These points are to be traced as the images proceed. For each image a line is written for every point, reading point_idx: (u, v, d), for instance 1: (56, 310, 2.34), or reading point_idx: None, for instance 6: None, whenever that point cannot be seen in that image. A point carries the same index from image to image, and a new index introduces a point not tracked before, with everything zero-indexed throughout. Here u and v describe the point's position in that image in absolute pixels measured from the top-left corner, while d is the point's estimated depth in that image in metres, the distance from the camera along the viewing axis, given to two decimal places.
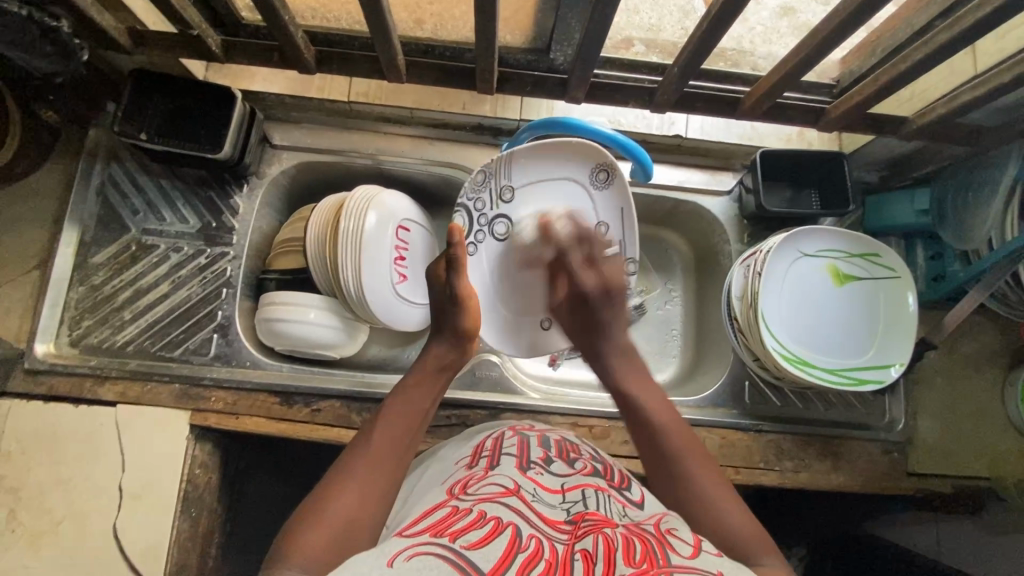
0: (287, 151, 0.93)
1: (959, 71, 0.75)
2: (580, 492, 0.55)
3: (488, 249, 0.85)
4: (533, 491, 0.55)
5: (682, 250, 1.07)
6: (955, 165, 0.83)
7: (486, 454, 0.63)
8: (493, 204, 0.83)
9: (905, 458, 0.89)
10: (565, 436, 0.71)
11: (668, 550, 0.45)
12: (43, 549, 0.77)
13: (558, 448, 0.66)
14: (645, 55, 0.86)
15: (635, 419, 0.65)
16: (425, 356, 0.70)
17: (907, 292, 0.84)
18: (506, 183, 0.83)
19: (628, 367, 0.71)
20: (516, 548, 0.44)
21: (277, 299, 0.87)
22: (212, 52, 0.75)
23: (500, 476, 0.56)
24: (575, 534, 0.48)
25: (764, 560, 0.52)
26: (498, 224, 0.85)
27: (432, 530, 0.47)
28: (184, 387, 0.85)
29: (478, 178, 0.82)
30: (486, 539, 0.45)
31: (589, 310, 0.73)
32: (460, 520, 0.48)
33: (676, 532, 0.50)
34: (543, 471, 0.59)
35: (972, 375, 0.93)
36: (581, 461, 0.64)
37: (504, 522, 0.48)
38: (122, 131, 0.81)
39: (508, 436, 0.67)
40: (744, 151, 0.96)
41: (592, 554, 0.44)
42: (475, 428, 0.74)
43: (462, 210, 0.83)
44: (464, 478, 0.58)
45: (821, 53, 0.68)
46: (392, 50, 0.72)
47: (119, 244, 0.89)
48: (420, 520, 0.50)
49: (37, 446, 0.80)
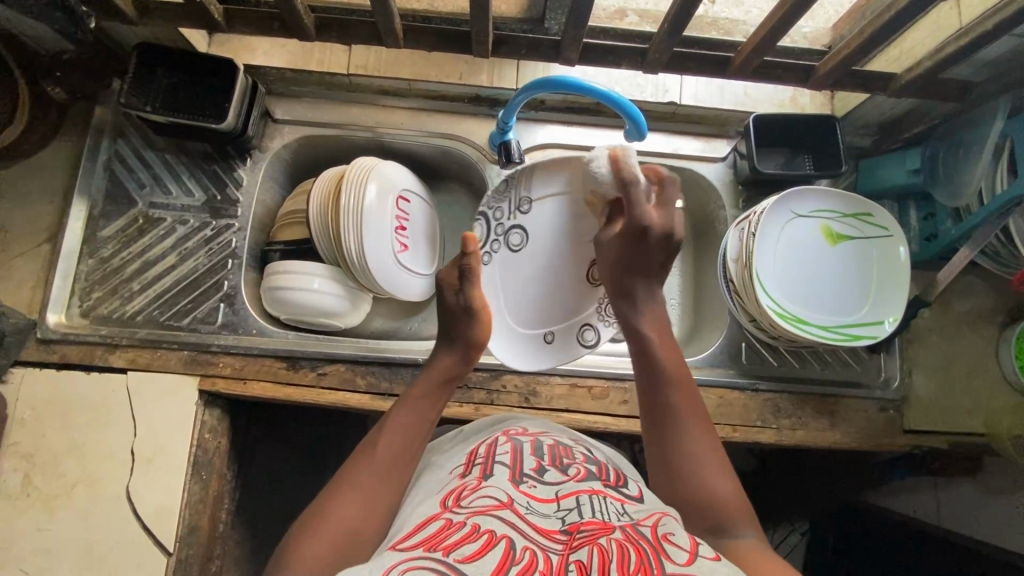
0: (289, 125, 0.95)
1: (944, 24, 0.76)
2: (574, 500, 0.55)
3: (503, 260, 0.87)
4: (527, 503, 0.55)
5: (679, 220, 1.08)
6: (945, 123, 0.85)
7: (479, 462, 0.63)
8: (511, 214, 0.85)
9: (900, 416, 0.91)
10: (561, 439, 0.70)
11: (662, 559, 0.46)
12: (59, 511, 0.79)
13: (551, 454, 0.65)
14: (638, 23, 0.88)
15: (647, 372, 0.69)
16: (431, 367, 0.74)
17: (900, 248, 0.86)
18: (525, 195, 0.85)
19: (651, 317, 0.74)
20: (511, 560, 0.46)
21: (282, 268, 0.89)
22: (214, 20, 0.77)
23: (494, 488, 0.56)
24: (570, 545, 0.48)
25: (740, 532, 0.56)
26: (513, 234, 0.86)
27: (427, 544, 0.48)
28: (192, 354, 0.87)
29: (501, 187, 0.83)
30: (480, 551, 0.46)
31: (645, 250, 0.74)
32: (454, 533, 0.49)
33: (672, 537, 0.50)
34: (536, 482, 0.59)
35: (965, 332, 0.94)
36: (575, 465, 0.63)
37: (498, 535, 0.49)
38: (128, 103, 0.83)
39: (501, 444, 0.66)
40: (738, 117, 0.98)
41: (586, 564, 0.45)
42: (473, 428, 0.75)
43: (482, 219, 0.85)
44: (457, 489, 0.58)
45: (807, 5, 0.69)
46: (390, 14, 0.74)
47: (126, 218, 0.91)
48: (415, 533, 0.51)
49: (51, 413, 0.82)
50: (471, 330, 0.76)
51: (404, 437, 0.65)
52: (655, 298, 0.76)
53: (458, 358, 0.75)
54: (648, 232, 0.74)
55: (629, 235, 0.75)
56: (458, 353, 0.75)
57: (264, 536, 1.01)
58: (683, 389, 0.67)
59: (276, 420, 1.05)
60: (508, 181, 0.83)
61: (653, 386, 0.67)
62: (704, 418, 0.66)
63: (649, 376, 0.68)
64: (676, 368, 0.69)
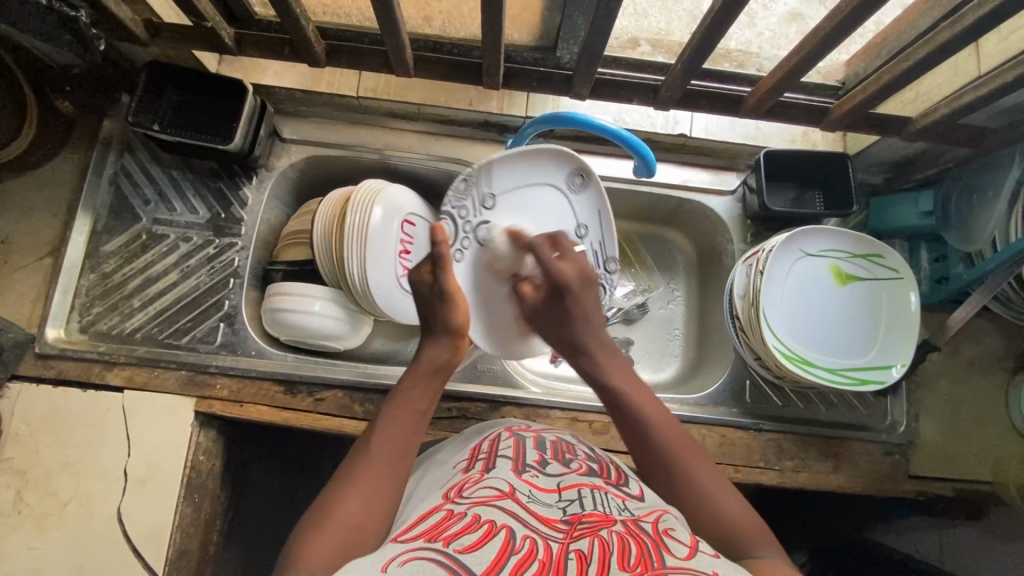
0: (297, 145, 0.95)
1: (962, 71, 0.76)
2: (576, 491, 0.55)
3: (475, 259, 0.76)
4: (528, 493, 0.54)
5: (685, 249, 1.07)
6: (959, 168, 0.84)
7: (482, 457, 0.62)
8: (477, 211, 0.74)
9: (906, 460, 0.89)
10: (563, 436, 0.70)
11: (663, 552, 0.44)
12: (49, 531, 0.78)
13: (553, 448, 0.65)
14: (651, 55, 0.87)
15: (624, 417, 0.63)
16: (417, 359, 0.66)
17: (910, 292, 0.84)
18: (487, 191, 0.74)
19: (612, 364, 0.67)
20: (510, 549, 0.44)
21: (286, 289, 0.88)
22: (225, 43, 0.77)
23: (495, 480, 0.55)
24: (571, 534, 0.47)
25: (759, 552, 0.52)
26: (483, 229, 0.75)
27: (427, 536, 0.46)
28: (190, 374, 0.86)
29: (460, 187, 0.72)
30: (480, 541, 0.45)
31: (564, 302, 0.68)
32: (455, 524, 0.48)
33: (673, 532, 0.48)
34: (538, 473, 0.58)
35: (975, 378, 0.92)
36: (577, 460, 0.63)
37: (498, 525, 0.47)
38: (137, 122, 0.83)
39: (504, 438, 0.66)
40: (748, 150, 0.97)
41: (587, 555, 0.44)
42: (475, 429, 0.73)
43: (446, 219, 0.74)
44: (460, 482, 0.57)
45: (825, 49, 0.69)
46: (401, 44, 0.73)
47: (130, 234, 0.91)
48: (416, 524, 0.49)
49: (45, 428, 0.81)
50: (451, 316, 0.67)
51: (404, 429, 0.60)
52: (605, 340, 0.69)
53: (446, 346, 0.66)
54: (570, 274, 0.68)
55: (550, 295, 0.69)
56: (447, 340, 0.67)
57: (254, 555, 1.01)
58: (668, 431, 0.61)
59: (273, 438, 1.05)
60: (467, 179, 0.72)
61: (633, 433, 0.61)
62: (689, 443, 0.60)
63: (624, 421, 0.63)
64: (651, 409, 0.63)
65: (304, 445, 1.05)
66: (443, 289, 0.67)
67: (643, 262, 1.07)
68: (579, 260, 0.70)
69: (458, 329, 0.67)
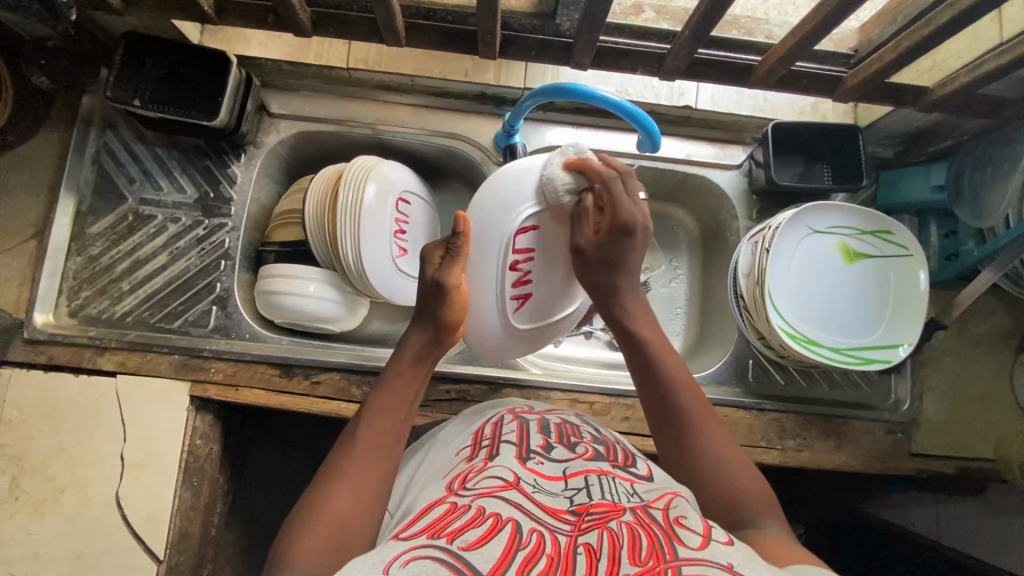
0: (285, 120, 0.91)
1: (984, 37, 0.72)
2: (583, 478, 0.53)
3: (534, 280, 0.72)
4: (534, 482, 0.53)
5: (689, 227, 1.04)
6: (975, 139, 0.81)
7: (486, 444, 0.60)
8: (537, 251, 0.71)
9: (908, 439, 0.89)
10: (567, 416, 0.68)
11: (674, 543, 0.43)
12: (47, 516, 0.77)
13: (558, 432, 0.63)
14: (656, 20, 0.82)
15: (650, 373, 0.63)
16: (401, 346, 0.65)
17: (918, 269, 0.82)
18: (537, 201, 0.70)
19: (642, 317, 0.68)
20: (517, 545, 0.43)
21: (279, 271, 0.85)
22: (204, 11, 0.73)
23: (500, 468, 0.54)
24: (579, 526, 0.46)
25: (763, 523, 0.52)
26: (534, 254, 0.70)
27: (430, 532, 0.45)
28: (184, 358, 0.84)
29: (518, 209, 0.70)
30: (485, 537, 0.44)
31: (618, 250, 0.66)
32: (458, 519, 0.46)
33: (685, 520, 0.47)
34: (543, 460, 0.57)
35: (979, 355, 0.91)
36: (583, 444, 0.61)
37: (503, 519, 0.46)
38: (116, 97, 0.79)
39: (507, 423, 0.64)
40: (755, 123, 0.93)
41: (596, 549, 0.43)
42: (475, 409, 0.72)
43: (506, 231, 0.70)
44: (464, 472, 0.56)
45: (841, 16, 0.65)
46: (391, 11, 0.69)
47: (115, 215, 0.88)
48: (418, 519, 0.48)
49: (38, 414, 0.79)
50: (443, 311, 0.66)
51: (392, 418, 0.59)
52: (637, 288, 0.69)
53: (429, 336, 0.65)
54: (639, 219, 0.65)
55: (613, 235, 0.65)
56: (427, 327, 0.66)
57: (256, 534, 1.02)
58: (692, 394, 0.61)
59: (270, 419, 1.04)
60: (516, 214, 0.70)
61: (657, 395, 0.62)
62: (707, 411, 0.61)
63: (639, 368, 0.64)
64: (676, 366, 0.63)
65: (302, 426, 1.05)
66: (439, 282, 0.66)
67: (646, 239, 1.04)
68: (645, 209, 0.67)
69: (447, 325, 0.66)
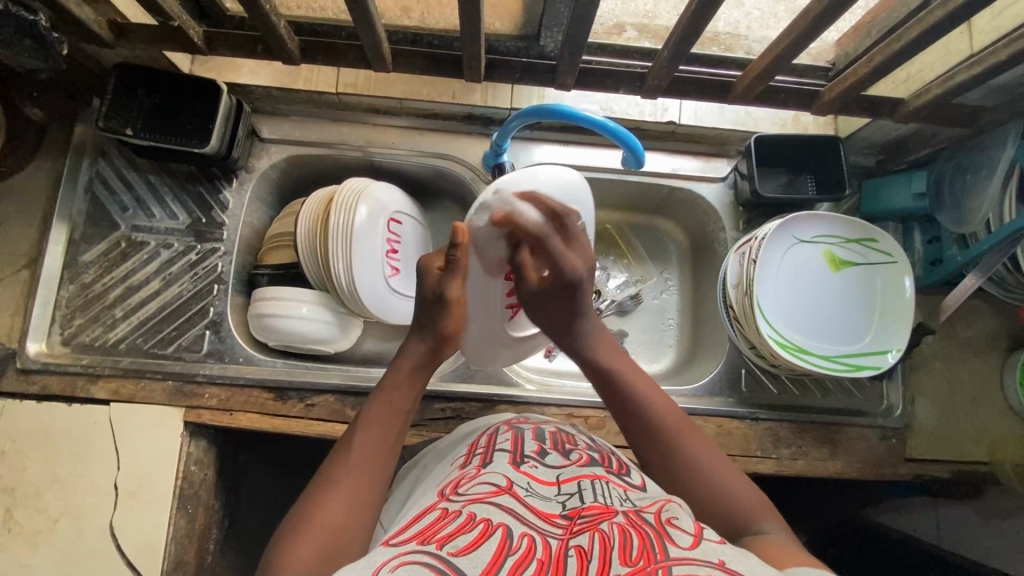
0: (276, 144, 0.92)
1: (955, 49, 0.75)
2: (577, 483, 0.54)
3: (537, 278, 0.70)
4: (527, 485, 0.53)
5: (678, 239, 1.06)
6: (950, 149, 0.83)
7: (480, 452, 0.60)
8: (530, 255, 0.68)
9: (903, 444, 0.89)
10: (561, 426, 0.69)
11: (666, 543, 0.43)
12: (40, 548, 0.76)
13: (553, 439, 0.64)
14: (637, 40, 0.85)
15: (616, 402, 0.63)
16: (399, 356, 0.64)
17: (903, 276, 0.83)
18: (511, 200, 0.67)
19: (607, 348, 0.68)
20: (507, 550, 0.43)
21: (268, 295, 0.86)
22: (194, 42, 0.74)
23: (492, 474, 0.54)
24: (571, 529, 0.46)
25: (764, 527, 0.52)
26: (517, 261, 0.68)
27: (420, 538, 0.45)
28: (177, 384, 0.84)
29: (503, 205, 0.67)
30: (475, 543, 0.44)
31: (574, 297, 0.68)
32: (449, 524, 0.46)
33: (676, 521, 0.47)
34: (538, 463, 0.57)
35: (970, 359, 0.92)
36: (578, 450, 0.62)
37: (494, 525, 0.46)
38: (107, 126, 0.80)
39: (503, 432, 0.65)
40: (738, 136, 0.95)
41: (587, 551, 0.43)
42: (473, 423, 0.73)
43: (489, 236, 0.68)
44: (456, 479, 0.56)
45: (813, 34, 0.67)
46: (377, 40, 0.71)
47: (108, 242, 0.88)
48: (409, 526, 0.48)
49: (31, 444, 0.79)
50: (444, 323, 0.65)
51: (386, 431, 0.58)
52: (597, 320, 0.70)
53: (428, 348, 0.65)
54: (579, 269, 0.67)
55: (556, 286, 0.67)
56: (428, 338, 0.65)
57: (252, 559, 1.01)
58: (659, 402, 0.62)
59: (266, 443, 1.04)
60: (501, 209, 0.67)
61: (633, 418, 0.62)
62: (688, 423, 0.61)
63: (619, 404, 0.63)
64: (646, 388, 0.63)
65: (297, 448, 1.04)
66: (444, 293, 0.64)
67: (636, 253, 1.05)
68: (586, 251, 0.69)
69: (448, 334, 0.66)
